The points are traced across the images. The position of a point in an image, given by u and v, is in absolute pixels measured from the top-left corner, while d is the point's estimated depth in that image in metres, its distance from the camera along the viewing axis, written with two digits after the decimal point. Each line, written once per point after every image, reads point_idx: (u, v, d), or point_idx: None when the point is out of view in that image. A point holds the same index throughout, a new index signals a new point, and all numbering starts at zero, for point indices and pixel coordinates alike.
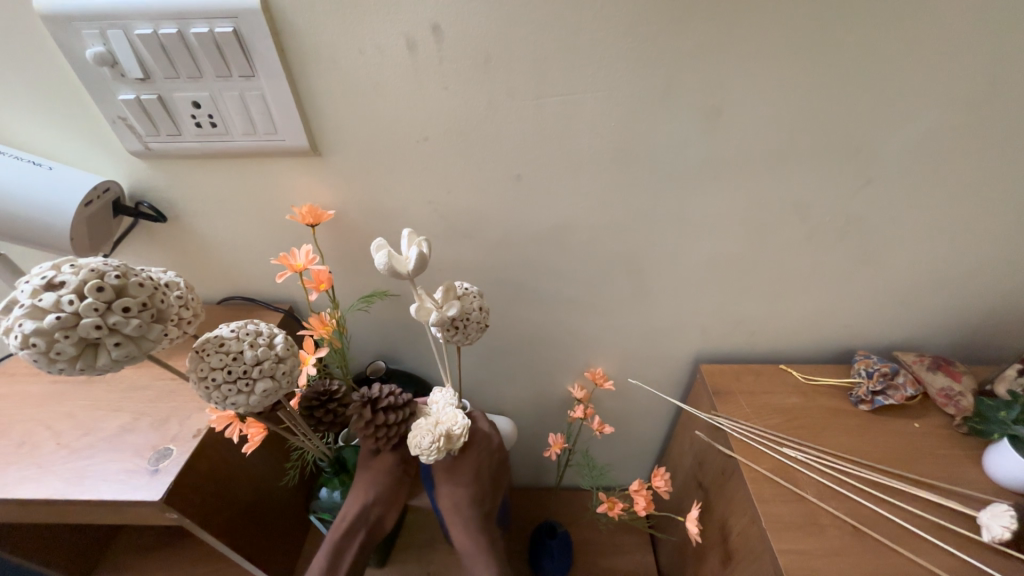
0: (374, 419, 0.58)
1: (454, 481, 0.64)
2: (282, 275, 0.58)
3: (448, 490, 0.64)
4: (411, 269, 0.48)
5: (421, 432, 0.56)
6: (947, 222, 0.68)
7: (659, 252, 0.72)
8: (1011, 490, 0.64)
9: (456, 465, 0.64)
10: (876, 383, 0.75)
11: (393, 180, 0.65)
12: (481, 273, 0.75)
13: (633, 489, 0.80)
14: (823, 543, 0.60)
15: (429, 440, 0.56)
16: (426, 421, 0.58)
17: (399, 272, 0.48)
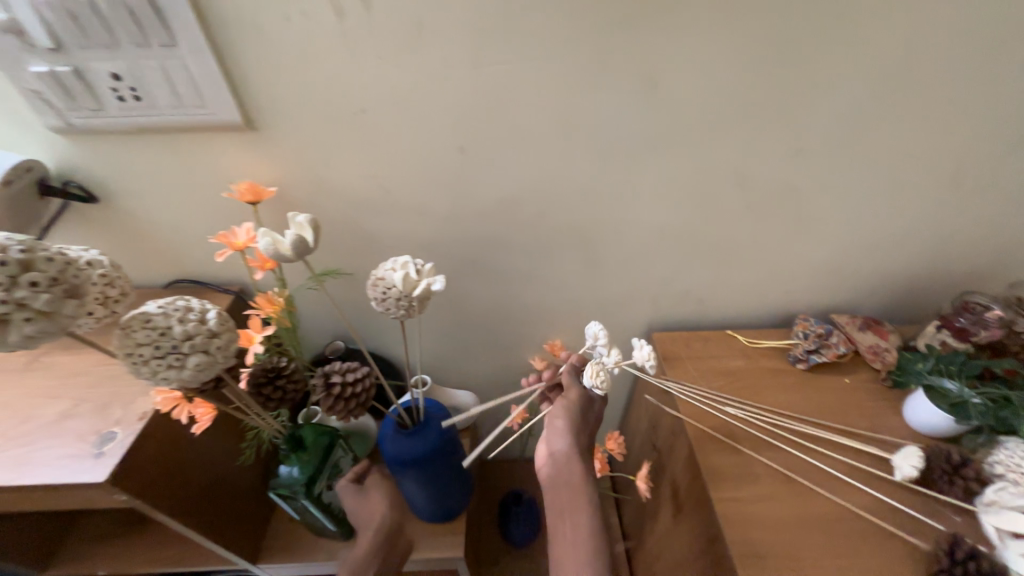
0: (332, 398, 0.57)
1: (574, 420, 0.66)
2: (223, 254, 0.57)
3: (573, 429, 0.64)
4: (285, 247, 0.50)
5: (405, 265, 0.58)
6: (875, 187, 0.72)
7: (607, 223, 0.74)
8: (926, 434, 0.70)
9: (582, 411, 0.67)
10: (811, 343, 0.80)
11: (336, 154, 0.64)
12: (434, 248, 0.76)
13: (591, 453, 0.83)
14: (757, 489, 0.65)
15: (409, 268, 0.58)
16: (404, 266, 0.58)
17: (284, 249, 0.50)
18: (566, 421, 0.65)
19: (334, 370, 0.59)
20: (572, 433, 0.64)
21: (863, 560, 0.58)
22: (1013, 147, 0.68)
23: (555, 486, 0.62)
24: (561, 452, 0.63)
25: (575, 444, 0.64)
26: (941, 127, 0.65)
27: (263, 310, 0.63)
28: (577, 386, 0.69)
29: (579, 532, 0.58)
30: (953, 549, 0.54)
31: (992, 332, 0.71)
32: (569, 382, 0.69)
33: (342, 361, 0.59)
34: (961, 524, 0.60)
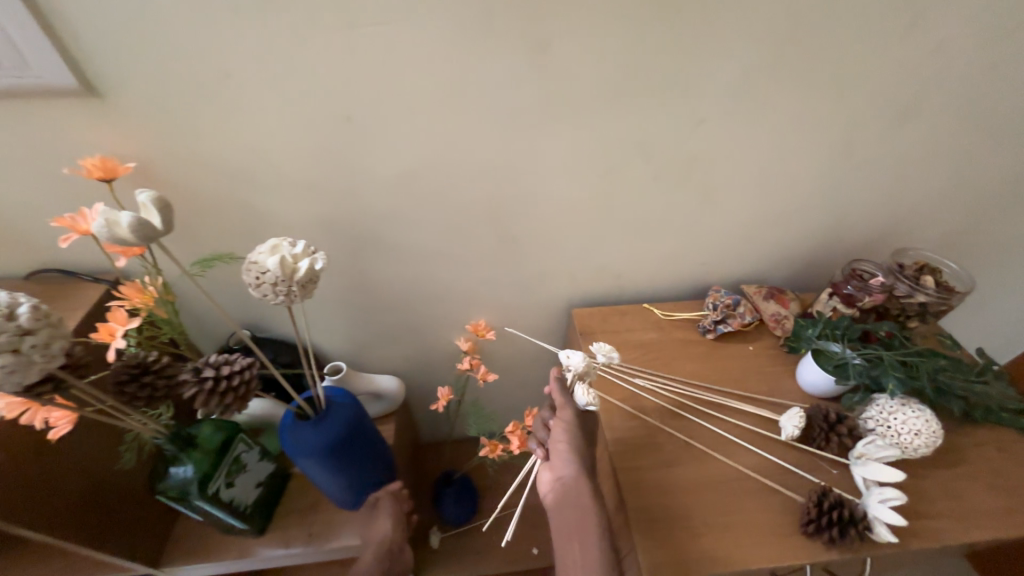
0: (207, 393, 0.53)
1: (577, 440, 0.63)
2: (66, 239, 0.50)
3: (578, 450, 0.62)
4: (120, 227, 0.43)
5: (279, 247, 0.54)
6: (771, 159, 0.74)
7: (514, 198, 0.72)
8: (814, 395, 0.75)
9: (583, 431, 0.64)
10: (719, 314, 0.83)
11: (204, 124, 0.58)
12: (334, 228, 0.71)
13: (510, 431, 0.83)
14: (658, 457, 0.67)
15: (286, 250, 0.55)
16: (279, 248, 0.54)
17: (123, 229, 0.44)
18: (570, 444, 0.62)
19: (211, 362, 0.54)
20: (579, 456, 0.62)
21: (746, 516, 0.61)
22: (892, 119, 0.71)
23: (567, 514, 0.59)
24: (570, 479, 0.60)
25: (583, 467, 0.61)
26: (826, 100, 0.67)
27: (132, 301, 0.56)
28: (572, 406, 0.65)
29: (591, 564, 0.56)
30: (822, 499, 0.58)
31: (875, 298, 0.75)
32: (563, 402, 0.65)
33: (218, 353, 0.54)
34: (835, 476, 0.65)
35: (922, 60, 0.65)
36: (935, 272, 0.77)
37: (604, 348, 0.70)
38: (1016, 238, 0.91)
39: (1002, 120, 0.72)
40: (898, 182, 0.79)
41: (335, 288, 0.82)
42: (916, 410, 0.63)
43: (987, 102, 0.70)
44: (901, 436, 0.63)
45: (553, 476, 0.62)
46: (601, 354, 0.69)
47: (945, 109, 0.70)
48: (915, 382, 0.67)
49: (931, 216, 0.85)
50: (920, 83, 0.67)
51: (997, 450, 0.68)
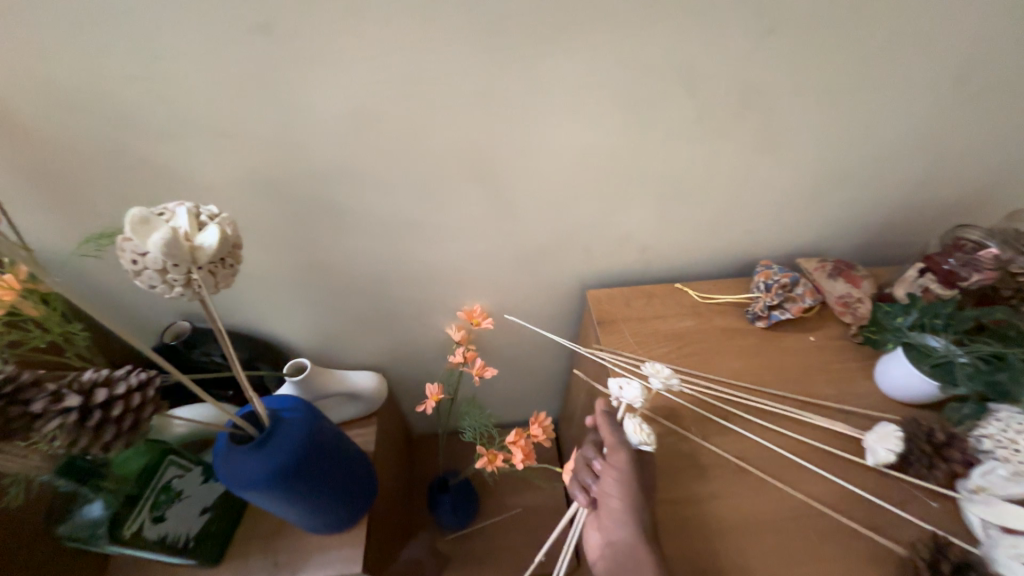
0: (90, 425, 0.37)
1: (636, 493, 0.47)
2: None
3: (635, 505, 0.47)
4: None
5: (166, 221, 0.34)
6: (859, 89, 0.55)
7: (513, 145, 0.54)
8: (900, 401, 0.58)
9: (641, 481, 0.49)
10: (773, 297, 0.66)
11: (70, 41, 0.41)
12: (276, 190, 0.55)
13: (510, 441, 0.68)
14: (704, 486, 0.52)
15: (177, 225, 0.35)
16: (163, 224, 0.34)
17: None
18: (625, 497, 0.47)
19: (88, 380, 0.38)
20: (637, 513, 0.47)
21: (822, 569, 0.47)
22: None
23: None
24: (628, 548, 0.46)
25: (643, 528, 0.46)
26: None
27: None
28: (625, 448, 0.49)
29: None
30: (932, 552, 0.45)
31: (986, 276, 0.57)
32: (612, 441, 0.50)
33: (96, 369, 0.39)
34: (937, 513, 0.50)
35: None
36: None
37: (661, 370, 0.54)
38: None
39: None
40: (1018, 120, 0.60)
41: (290, 269, 0.65)
42: None
43: None
44: None
45: (606, 535, 0.48)
46: (657, 378, 0.54)
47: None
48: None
49: None
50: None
51: None
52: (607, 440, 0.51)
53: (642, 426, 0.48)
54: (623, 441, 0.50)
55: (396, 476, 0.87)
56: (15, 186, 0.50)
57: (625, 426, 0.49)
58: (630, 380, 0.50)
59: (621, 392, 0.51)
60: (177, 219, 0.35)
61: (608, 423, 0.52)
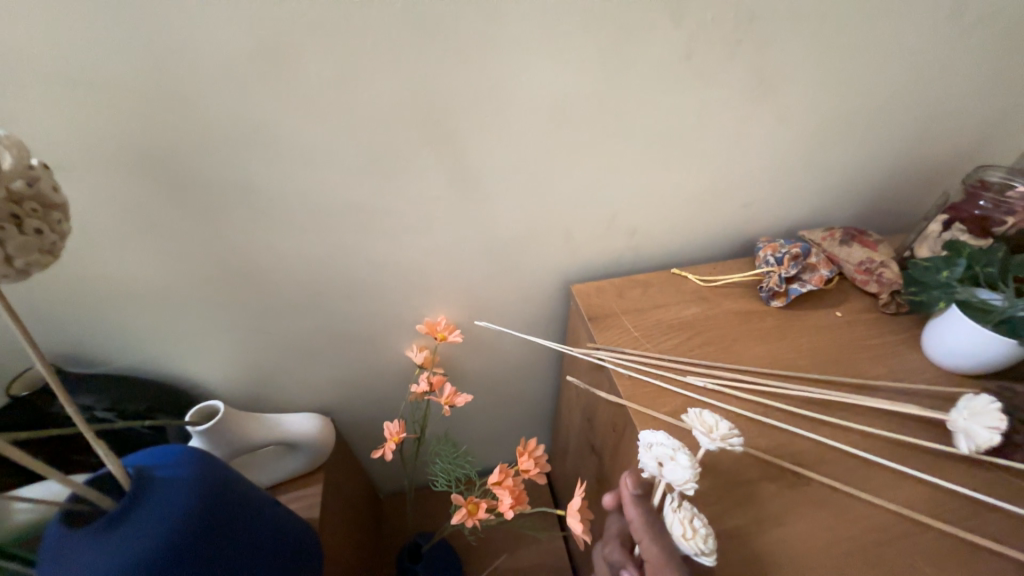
0: None
1: None
2: None
3: None
4: None
5: None
6: (855, 18, 0.48)
7: (466, 93, 0.44)
8: (960, 373, 0.48)
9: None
10: (789, 270, 0.56)
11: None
12: (152, 165, 0.41)
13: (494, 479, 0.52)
14: (756, 506, 0.39)
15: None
16: None
17: None
18: None
19: None
20: None
21: None
22: None
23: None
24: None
25: None
26: None
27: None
28: (672, 559, 0.34)
29: None
30: None
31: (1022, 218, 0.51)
32: (652, 550, 0.35)
33: None
34: None
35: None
36: None
37: (715, 428, 0.36)
38: None
39: None
40: None
41: (191, 279, 0.50)
42: None
43: None
44: None
45: None
46: (708, 438, 0.36)
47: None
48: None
49: None
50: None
51: None
52: (644, 547, 0.35)
53: (695, 526, 0.32)
54: (669, 550, 0.35)
55: (352, 549, 0.68)
56: None
57: (668, 526, 0.33)
58: (674, 453, 0.34)
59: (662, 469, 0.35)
60: None
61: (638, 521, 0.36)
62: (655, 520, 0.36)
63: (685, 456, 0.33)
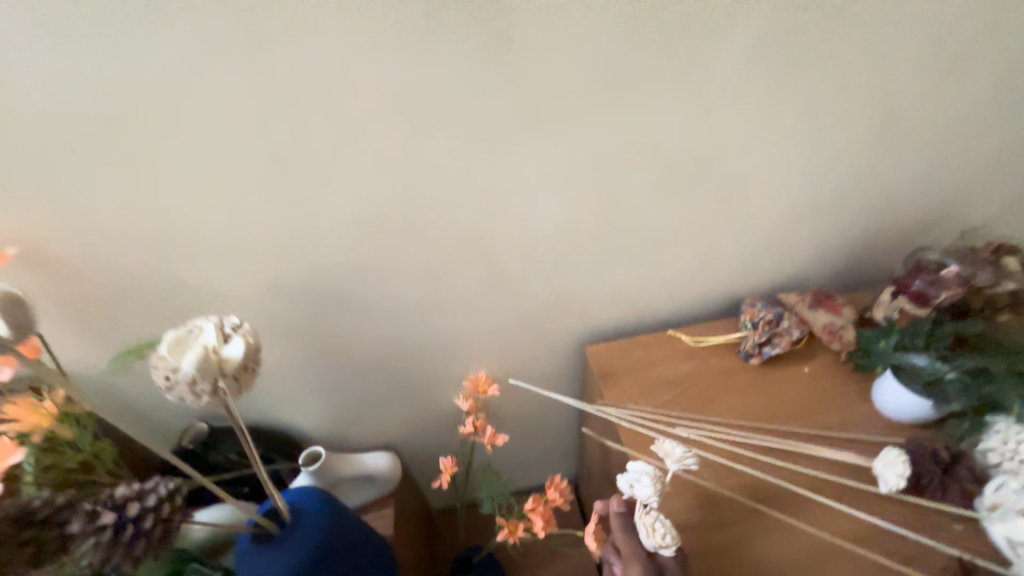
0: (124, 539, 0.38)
1: None
2: None
3: None
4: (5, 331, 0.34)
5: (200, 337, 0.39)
6: (801, 144, 0.61)
7: (500, 225, 0.60)
8: (902, 423, 0.60)
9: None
10: (762, 334, 0.69)
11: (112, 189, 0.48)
12: (287, 291, 0.60)
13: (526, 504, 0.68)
14: (724, 534, 0.52)
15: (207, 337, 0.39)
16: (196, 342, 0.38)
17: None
18: None
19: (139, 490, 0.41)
20: None
21: None
22: (936, 80, 0.59)
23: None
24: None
25: None
26: (856, 63, 0.55)
27: (20, 423, 0.43)
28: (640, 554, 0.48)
29: None
30: None
31: (951, 292, 0.61)
32: (627, 550, 0.48)
33: (158, 477, 0.42)
34: (962, 535, 0.49)
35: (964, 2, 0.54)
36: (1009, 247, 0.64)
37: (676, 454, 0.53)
38: None
39: None
40: (951, 150, 0.66)
41: (304, 359, 0.69)
42: None
43: None
44: None
45: None
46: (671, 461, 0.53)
47: (996, 58, 0.59)
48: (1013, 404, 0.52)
49: (991, 188, 0.72)
50: (964, 31, 0.56)
51: None
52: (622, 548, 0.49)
53: (656, 527, 0.47)
54: (636, 550, 0.48)
55: (417, 559, 0.85)
56: (55, 315, 0.56)
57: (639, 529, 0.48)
58: (640, 476, 0.49)
59: (634, 489, 0.50)
60: (206, 332, 0.39)
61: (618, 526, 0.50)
62: (630, 528, 0.50)
63: (648, 477, 0.49)
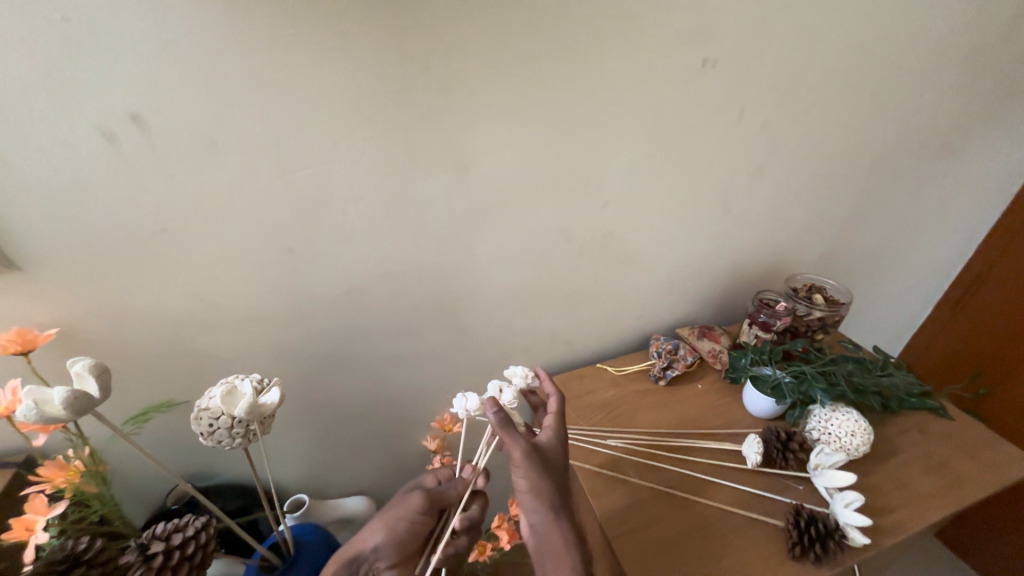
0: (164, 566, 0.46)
1: (539, 479, 0.56)
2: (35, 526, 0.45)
3: (539, 490, 0.56)
4: (95, 392, 0.44)
5: (234, 386, 0.51)
6: (677, 223, 0.85)
7: (462, 290, 0.77)
8: (763, 418, 0.82)
9: (543, 459, 0.58)
10: (664, 361, 0.90)
11: (148, 277, 0.59)
12: (283, 352, 0.71)
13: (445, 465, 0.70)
14: (646, 514, 0.68)
15: (239, 387, 0.51)
16: (227, 390, 0.51)
17: (89, 403, 0.43)
18: (529, 483, 0.56)
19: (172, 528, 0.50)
20: (542, 494, 0.56)
21: (739, 556, 0.63)
22: (762, 182, 0.86)
23: (546, 558, 0.55)
24: (542, 516, 0.56)
25: (547, 502, 0.56)
26: (708, 172, 0.81)
27: (53, 482, 0.49)
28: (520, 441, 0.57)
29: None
30: (798, 519, 0.62)
31: (784, 320, 0.86)
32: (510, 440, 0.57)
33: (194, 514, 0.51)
34: (803, 492, 0.70)
35: (770, 135, 0.80)
36: (822, 290, 0.92)
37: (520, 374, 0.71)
38: (873, 250, 1.11)
39: (837, 168, 0.91)
40: (780, 223, 0.94)
41: (292, 413, 0.78)
42: (846, 413, 0.72)
43: (823, 157, 0.88)
44: (842, 439, 0.71)
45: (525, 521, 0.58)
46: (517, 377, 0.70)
47: (796, 167, 0.87)
48: (819, 395, 0.75)
49: (808, 246, 1.02)
50: (774, 151, 0.83)
51: (919, 432, 0.79)
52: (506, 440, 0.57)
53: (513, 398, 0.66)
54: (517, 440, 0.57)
55: None
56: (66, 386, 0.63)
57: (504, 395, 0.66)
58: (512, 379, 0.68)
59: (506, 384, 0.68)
60: (240, 386, 0.51)
61: (503, 424, 0.57)
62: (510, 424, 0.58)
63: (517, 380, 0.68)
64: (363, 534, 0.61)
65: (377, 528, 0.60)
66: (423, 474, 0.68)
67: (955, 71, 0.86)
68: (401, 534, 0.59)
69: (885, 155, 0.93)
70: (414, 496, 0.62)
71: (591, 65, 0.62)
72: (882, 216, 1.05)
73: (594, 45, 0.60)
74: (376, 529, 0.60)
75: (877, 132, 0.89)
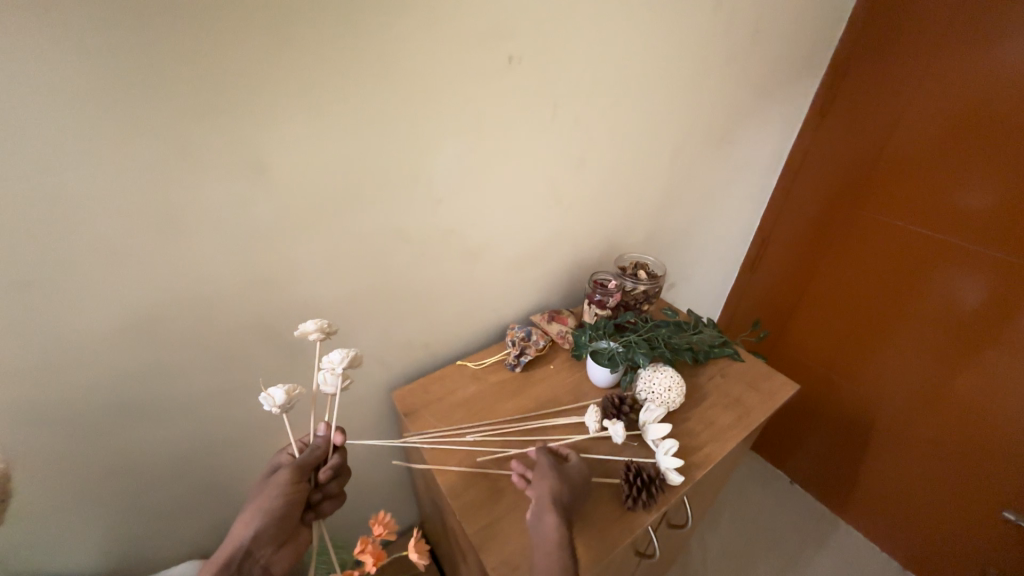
0: None
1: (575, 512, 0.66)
2: None
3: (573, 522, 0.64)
4: None
5: None
6: (514, 215, 0.88)
7: (288, 306, 0.69)
8: (605, 388, 0.91)
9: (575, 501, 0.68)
10: (518, 348, 0.94)
11: None
12: (40, 411, 0.57)
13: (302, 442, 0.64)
14: (504, 501, 0.70)
15: None
16: None
17: None
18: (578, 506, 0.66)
19: None
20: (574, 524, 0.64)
21: (587, 518, 0.69)
22: (584, 173, 0.94)
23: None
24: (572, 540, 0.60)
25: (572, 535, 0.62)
26: (534, 165, 0.85)
27: None
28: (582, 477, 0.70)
29: None
30: (628, 474, 0.70)
31: (615, 297, 0.95)
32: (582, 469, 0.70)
33: None
34: (637, 448, 0.79)
35: (584, 129, 0.88)
36: (644, 266, 1.05)
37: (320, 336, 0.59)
38: (686, 227, 1.31)
39: (645, 158, 1.04)
40: (607, 210, 1.05)
41: (73, 483, 0.63)
42: (665, 371, 0.84)
43: (633, 148, 0.99)
44: (662, 394, 0.82)
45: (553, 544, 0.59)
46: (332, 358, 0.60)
47: (611, 157, 0.97)
48: (641, 359, 0.85)
49: (634, 229, 1.15)
50: (589, 144, 0.91)
51: (721, 377, 0.95)
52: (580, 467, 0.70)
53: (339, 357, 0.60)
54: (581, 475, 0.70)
55: None
56: None
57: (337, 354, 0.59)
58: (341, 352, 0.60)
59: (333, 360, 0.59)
60: None
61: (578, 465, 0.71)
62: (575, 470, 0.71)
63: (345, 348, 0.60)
64: (231, 533, 0.53)
65: (250, 519, 0.53)
66: (278, 452, 0.61)
67: (720, 75, 1.05)
68: (284, 512, 0.54)
69: (679, 146, 1.09)
70: (281, 474, 0.56)
71: (394, 56, 0.60)
72: (687, 198, 1.23)
73: (391, 35, 0.59)
74: (249, 520, 0.53)
75: (669, 127, 1.03)
